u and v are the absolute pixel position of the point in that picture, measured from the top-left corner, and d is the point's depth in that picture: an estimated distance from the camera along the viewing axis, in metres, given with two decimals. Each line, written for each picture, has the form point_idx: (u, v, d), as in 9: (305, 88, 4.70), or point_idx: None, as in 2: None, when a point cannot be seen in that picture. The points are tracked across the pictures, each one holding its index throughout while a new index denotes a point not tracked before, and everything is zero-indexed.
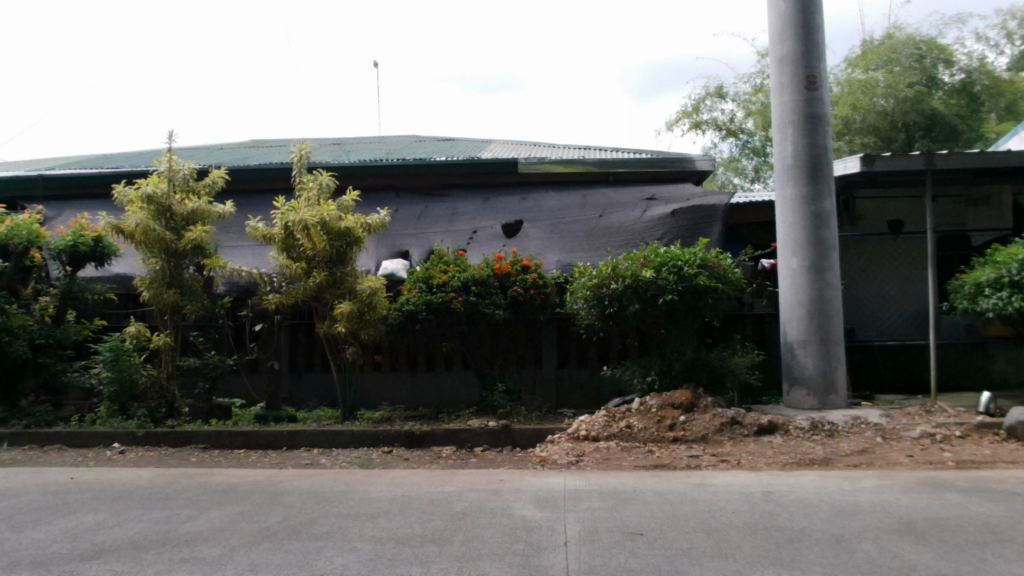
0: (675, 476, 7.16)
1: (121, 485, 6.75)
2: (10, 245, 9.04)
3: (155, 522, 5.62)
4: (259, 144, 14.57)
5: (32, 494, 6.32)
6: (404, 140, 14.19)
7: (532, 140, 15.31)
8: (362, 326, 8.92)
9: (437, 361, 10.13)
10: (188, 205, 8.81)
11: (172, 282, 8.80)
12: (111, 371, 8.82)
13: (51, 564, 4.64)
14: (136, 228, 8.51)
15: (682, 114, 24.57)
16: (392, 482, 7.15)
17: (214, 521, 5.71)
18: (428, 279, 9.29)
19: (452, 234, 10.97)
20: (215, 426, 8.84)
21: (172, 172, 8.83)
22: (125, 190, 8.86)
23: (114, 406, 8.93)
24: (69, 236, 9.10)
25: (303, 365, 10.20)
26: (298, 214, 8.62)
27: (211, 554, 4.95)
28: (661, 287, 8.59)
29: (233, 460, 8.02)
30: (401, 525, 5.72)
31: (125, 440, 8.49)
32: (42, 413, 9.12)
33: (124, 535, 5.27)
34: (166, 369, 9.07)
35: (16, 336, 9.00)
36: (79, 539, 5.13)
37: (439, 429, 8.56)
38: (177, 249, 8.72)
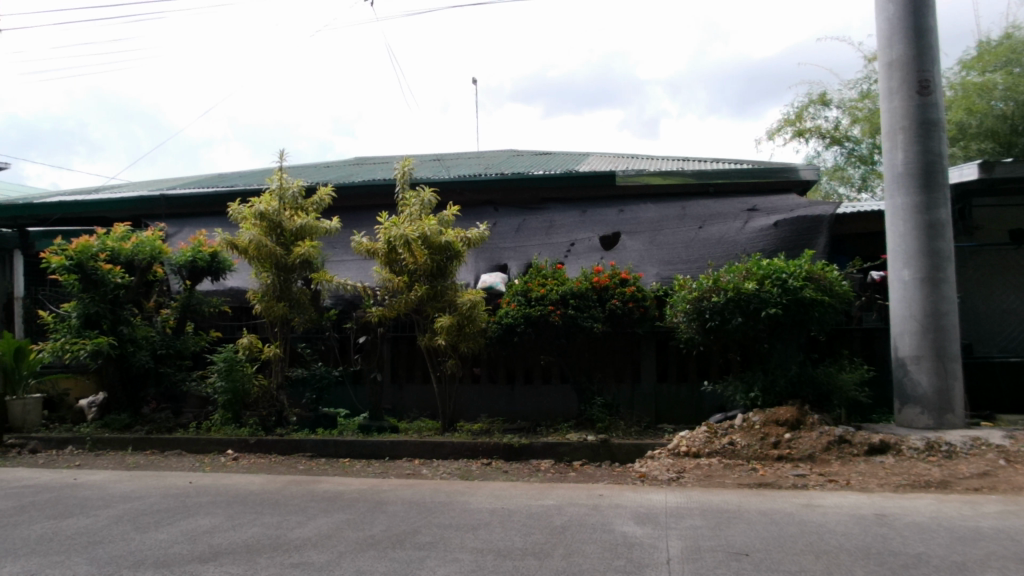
0: (780, 496, 6.93)
1: (236, 490, 7.03)
2: (136, 261, 9.55)
3: (267, 527, 5.82)
4: (364, 161, 15.00)
5: (155, 496, 6.67)
6: (503, 155, 14.35)
7: (631, 152, 15.21)
8: (462, 338, 9.03)
9: (535, 374, 10.15)
10: (297, 221, 9.13)
11: (282, 296, 9.15)
12: (225, 380, 9.20)
13: (173, 563, 4.86)
14: (249, 244, 8.86)
15: (784, 122, 23.93)
16: (492, 494, 7.18)
17: (322, 527, 5.87)
18: (526, 293, 9.33)
19: (550, 246, 11.01)
20: (321, 435, 9.09)
21: (282, 189, 9.14)
22: (239, 208, 9.24)
23: (228, 414, 9.32)
24: (188, 252, 9.59)
25: (404, 377, 10.40)
26: (400, 230, 8.81)
27: (320, 559, 5.09)
28: (765, 299, 8.36)
29: (339, 469, 8.24)
30: (502, 538, 5.74)
31: (239, 447, 8.85)
32: (163, 420, 9.58)
33: (239, 539, 5.48)
34: (277, 379, 9.42)
35: (139, 347, 9.56)
36: (197, 541, 5.36)
37: (538, 442, 8.56)
38: (286, 263, 9.06)
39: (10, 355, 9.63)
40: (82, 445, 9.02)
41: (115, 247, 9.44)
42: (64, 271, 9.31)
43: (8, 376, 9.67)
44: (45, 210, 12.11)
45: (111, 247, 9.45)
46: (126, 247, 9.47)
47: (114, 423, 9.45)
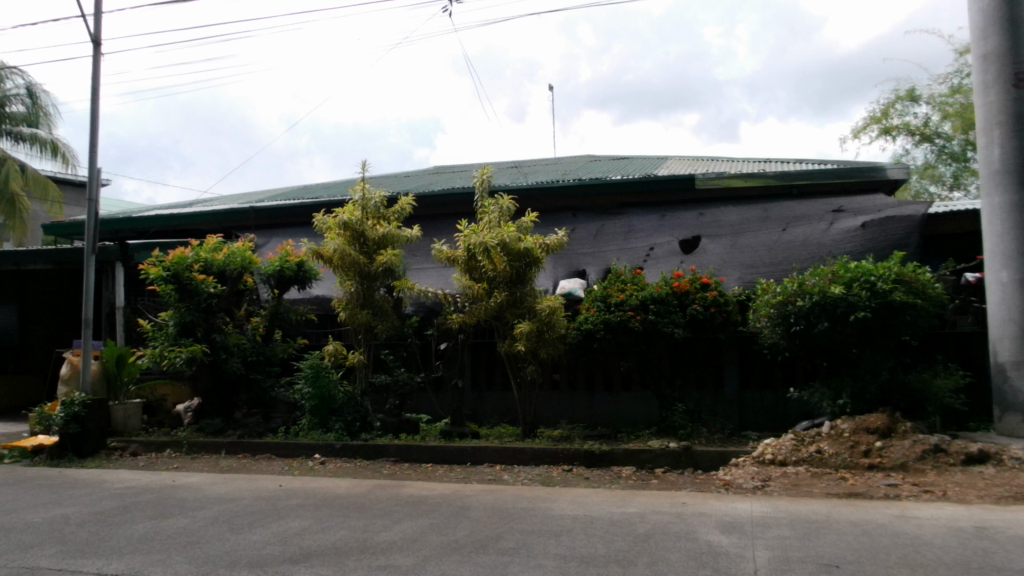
0: (872, 506, 6.70)
1: (324, 493, 7.21)
2: (227, 271, 9.94)
3: (354, 530, 5.94)
4: (443, 169, 15.21)
5: (247, 498, 6.89)
6: (580, 160, 14.35)
7: (710, 155, 14.98)
8: (541, 344, 9.05)
9: (614, 380, 10.09)
10: (379, 230, 9.32)
11: (365, 303, 9.35)
12: (312, 386, 9.45)
13: (266, 564, 5.01)
14: (334, 253, 9.15)
15: (870, 120, 23.18)
16: (574, 501, 7.17)
17: (407, 531, 5.96)
18: (606, 298, 9.29)
19: (629, 251, 10.92)
20: (405, 440, 9.22)
21: (364, 200, 9.39)
22: (324, 218, 9.52)
23: (315, 419, 9.56)
24: (276, 262, 9.92)
25: (485, 383, 10.47)
26: (479, 237, 8.88)
27: (405, 563, 5.16)
28: (853, 303, 8.10)
29: (422, 474, 8.35)
30: (584, 544, 5.72)
31: (326, 451, 9.06)
32: (254, 425, 9.91)
33: (327, 541, 5.62)
34: (361, 386, 9.68)
35: (232, 354, 9.92)
36: (288, 543, 5.52)
37: (619, 448, 8.51)
38: (370, 271, 9.25)
39: (113, 362, 10.16)
40: (179, 448, 9.39)
41: (209, 258, 9.82)
42: (162, 282, 9.70)
43: (110, 382, 10.18)
44: (144, 223, 12.69)
45: (205, 258, 9.84)
46: (219, 258, 9.86)
47: (208, 428, 9.84)
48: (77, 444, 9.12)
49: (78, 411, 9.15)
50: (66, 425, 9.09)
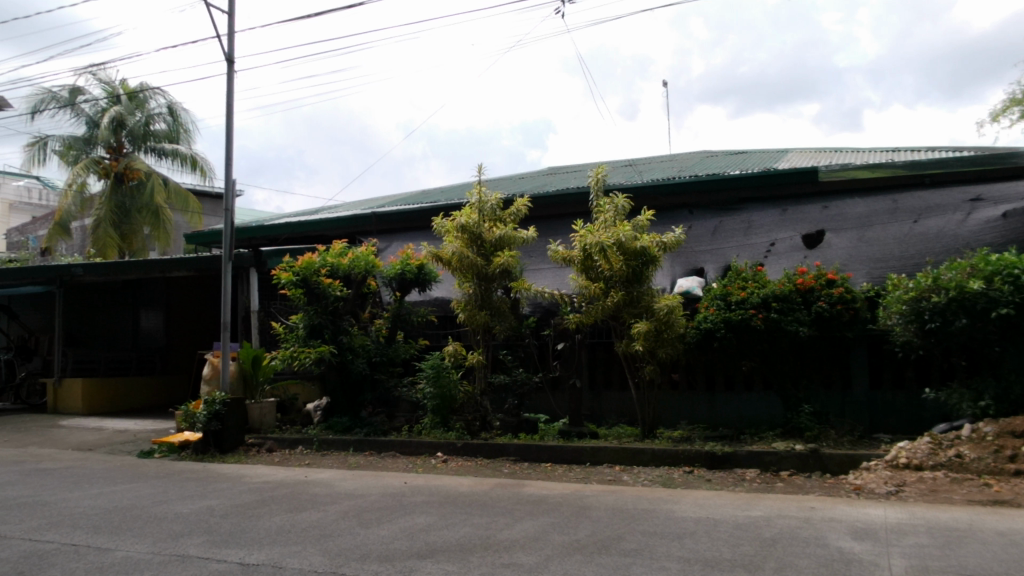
0: (1021, 515, 6.26)
1: (447, 491, 7.38)
2: (352, 274, 10.34)
3: (477, 527, 6.05)
4: (558, 170, 15.27)
5: (375, 494, 7.12)
6: (696, 156, 14.12)
7: (834, 146, 14.43)
8: (660, 344, 8.93)
9: (736, 381, 9.81)
10: (496, 232, 9.45)
11: (483, 304, 9.52)
12: (433, 386, 9.72)
13: (395, 558, 5.17)
14: (452, 255, 9.34)
15: (1011, 102, 21.69)
16: (696, 503, 7.05)
17: (529, 530, 6.01)
18: (726, 296, 9.11)
19: (750, 247, 10.64)
20: (524, 439, 9.32)
21: (481, 203, 9.51)
22: (443, 221, 9.73)
23: (437, 418, 9.83)
24: (398, 265, 10.23)
25: (602, 384, 10.43)
26: (595, 237, 8.88)
27: (529, 561, 5.21)
28: (994, 299, 7.64)
29: (541, 473, 8.42)
30: (709, 547, 5.61)
31: (447, 449, 9.27)
32: (379, 423, 10.20)
33: (452, 537, 5.74)
34: (480, 385, 9.76)
35: (357, 354, 10.25)
36: (415, 538, 5.68)
37: (742, 449, 8.31)
38: (487, 273, 9.39)
39: (249, 363, 10.70)
40: (310, 445, 9.81)
41: (335, 262, 10.23)
42: (292, 286, 10.15)
43: (247, 382, 10.74)
44: (275, 230, 13.34)
45: (332, 263, 10.25)
46: (344, 262, 10.25)
47: (336, 426, 10.21)
48: (218, 441, 9.64)
49: (218, 409, 9.71)
50: (208, 422, 9.67)
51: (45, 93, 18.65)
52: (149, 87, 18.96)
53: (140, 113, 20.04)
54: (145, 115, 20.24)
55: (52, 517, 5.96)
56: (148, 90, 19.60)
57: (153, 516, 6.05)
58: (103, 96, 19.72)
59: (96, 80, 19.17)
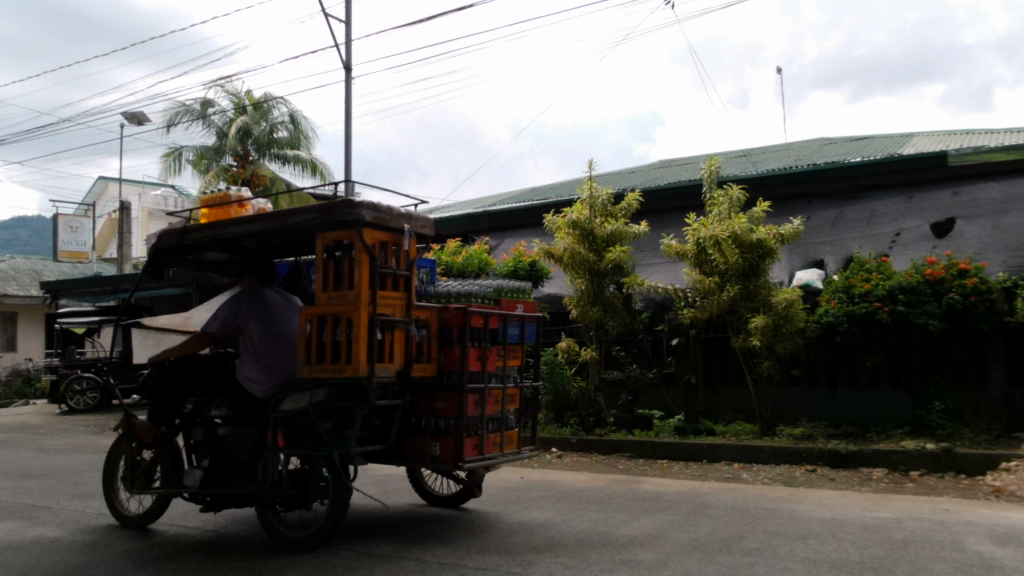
0: None
1: (564, 487, 7.42)
2: (466, 272, 10.48)
3: (595, 523, 6.05)
4: (669, 163, 15.08)
5: (492, 489, 7.22)
6: (814, 144, 13.65)
7: (965, 128, 13.61)
8: (778, 338, 8.68)
9: (860, 376, 9.35)
10: (607, 227, 9.42)
11: (596, 299, 9.52)
12: (547, 382, 9.83)
13: (514, 552, 5.23)
14: (564, 252, 9.39)
15: None
16: (820, 503, 6.82)
17: (647, 527, 5.97)
18: (848, 289, 8.79)
19: (873, 238, 10.41)
20: (639, 436, 9.25)
21: (592, 198, 9.56)
22: (554, 218, 9.81)
23: (551, 414, 9.94)
24: (511, 262, 10.35)
25: (718, 379, 10.21)
26: (710, 230, 8.78)
27: (648, 558, 5.18)
28: None
29: (657, 470, 8.33)
30: (835, 549, 5.42)
31: (562, 445, 9.37)
32: None
33: (570, 533, 5.77)
34: (594, 381, 9.80)
35: None
36: (533, 532, 5.74)
37: (868, 448, 7.97)
38: (599, 268, 9.38)
39: None
40: None
41: (449, 261, 10.45)
42: None
43: None
44: None
45: (446, 261, 10.43)
46: (458, 261, 10.45)
47: None
48: None
49: None
50: None
51: (179, 107, 19.80)
52: (272, 97, 19.86)
53: (264, 122, 21.02)
54: (269, 124, 21.25)
55: (195, 505, 6.35)
56: (271, 100, 20.49)
57: None
58: (231, 108, 20.74)
59: (224, 92, 20.19)
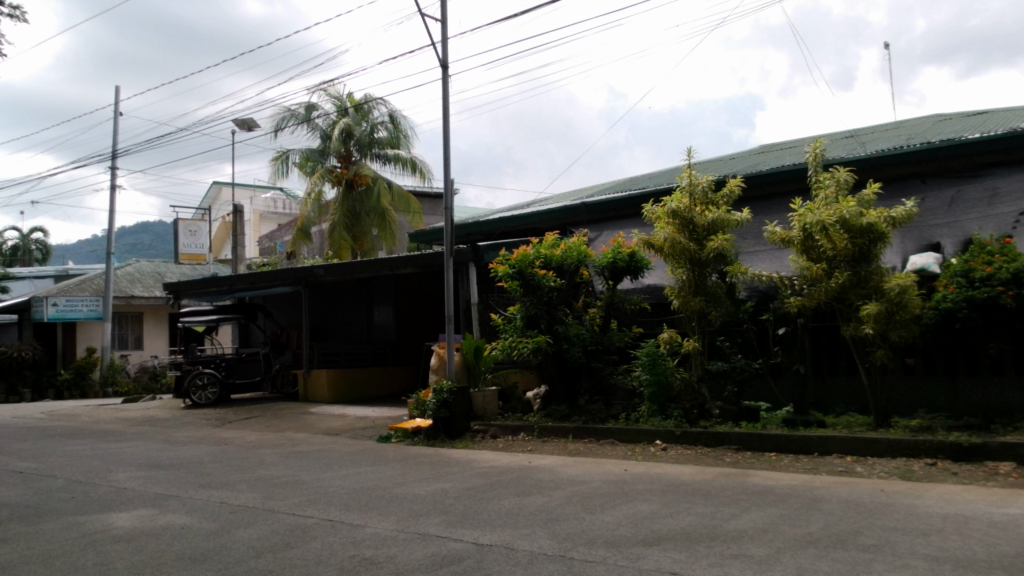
0: None
1: (669, 479, 7.34)
2: (565, 265, 10.55)
3: (703, 517, 5.95)
4: (771, 147, 14.68)
5: (597, 482, 7.20)
6: (927, 121, 13.03)
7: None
8: (892, 326, 8.30)
9: (982, 365, 8.80)
10: (709, 216, 9.26)
11: (698, 290, 9.38)
12: (650, 374, 9.76)
13: (621, 545, 5.21)
14: (664, 242, 9.29)
15: None
16: (942, 498, 6.50)
17: (757, 521, 5.84)
18: (968, 272, 8.32)
19: (994, 218, 9.77)
20: (746, 428, 9.00)
21: (692, 186, 9.42)
22: (653, 207, 9.70)
23: (655, 406, 9.83)
24: (609, 254, 10.30)
25: (828, 370, 9.88)
26: (815, 215, 8.47)
27: (759, 553, 5.06)
28: None
29: (766, 463, 8.11)
30: (960, 546, 5.16)
31: (666, 438, 9.18)
32: (597, 411, 10.27)
33: (678, 526, 5.70)
34: (697, 373, 9.56)
35: (573, 343, 10.43)
36: (639, 525, 5.69)
37: (994, 441, 7.51)
38: (701, 257, 9.24)
39: (471, 354, 11.16)
40: (531, 432, 10.11)
41: (548, 254, 10.47)
42: (508, 279, 10.51)
43: (470, 372, 11.20)
44: (490, 226, 13.87)
45: (545, 254, 10.49)
46: (557, 253, 10.47)
47: (555, 413, 10.47)
48: (448, 427, 10.21)
49: (446, 397, 10.27)
50: (437, 409, 10.25)
51: (285, 112, 20.54)
52: (373, 98, 20.37)
53: (365, 123, 21.60)
54: (370, 124, 21.79)
55: (311, 495, 6.60)
56: (371, 101, 21.03)
57: (397, 496, 6.53)
58: (334, 110, 21.37)
59: (327, 95, 20.81)
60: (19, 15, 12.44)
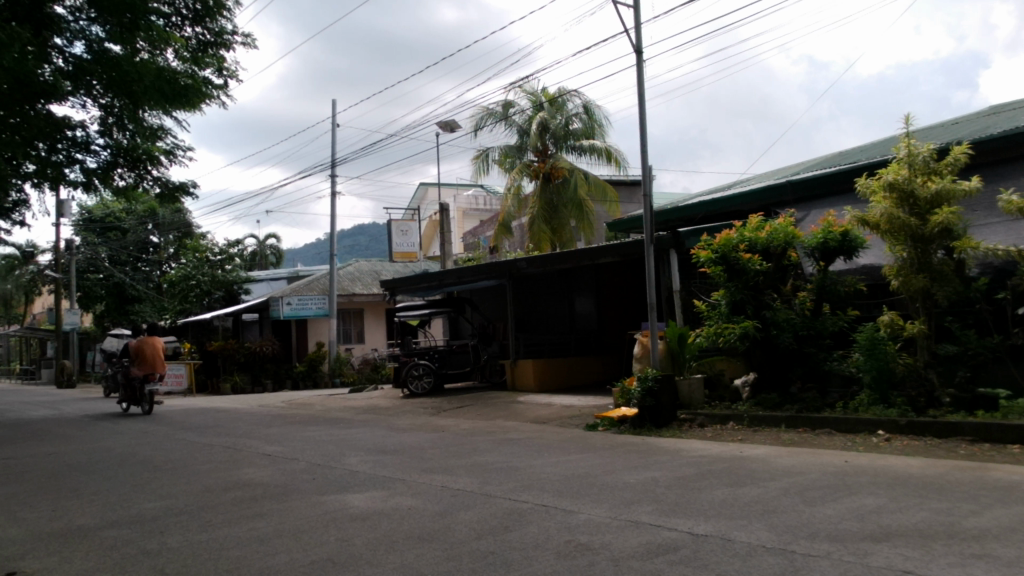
0: None
1: (895, 472, 6.85)
2: (771, 248, 10.15)
3: (938, 513, 5.51)
4: (1005, 107, 13.23)
5: (816, 472, 6.88)
6: None
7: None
8: None
9: None
10: (931, 187, 8.55)
11: (922, 269, 8.71)
12: (869, 359, 9.18)
13: (846, 540, 4.93)
14: (881, 218, 8.77)
15: None
16: None
17: (1003, 519, 5.31)
18: None
19: None
20: (981, 417, 8.20)
21: (911, 156, 8.78)
22: (867, 181, 9.17)
23: (876, 394, 9.15)
24: (820, 233, 9.85)
25: None
26: None
27: (1008, 554, 4.60)
28: None
29: (1008, 456, 7.35)
30: None
31: (890, 428, 8.57)
32: (811, 399, 9.79)
33: (910, 522, 5.31)
34: (924, 357, 9.07)
35: (782, 329, 9.96)
36: (866, 520, 5.36)
37: None
38: (924, 234, 8.58)
39: (675, 341, 11.01)
40: (741, 421, 9.81)
41: (753, 237, 10.11)
42: (712, 264, 10.28)
43: (675, 360, 11.05)
44: (690, 211, 13.56)
45: (750, 237, 10.14)
46: (762, 236, 10.09)
47: (766, 402, 10.06)
48: (654, 416, 10.12)
49: (651, 386, 10.20)
50: (643, 398, 10.19)
51: (484, 111, 21.22)
52: (566, 91, 20.58)
53: (559, 116, 21.86)
54: (565, 118, 22.03)
55: (524, 481, 6.79)
56: (565, 94, 21.24)
57: (608, 484, 6.58)
58: (529, 106, 21.80)
59: (522, 92, 21.28)
60: (250, 42, 13.75)
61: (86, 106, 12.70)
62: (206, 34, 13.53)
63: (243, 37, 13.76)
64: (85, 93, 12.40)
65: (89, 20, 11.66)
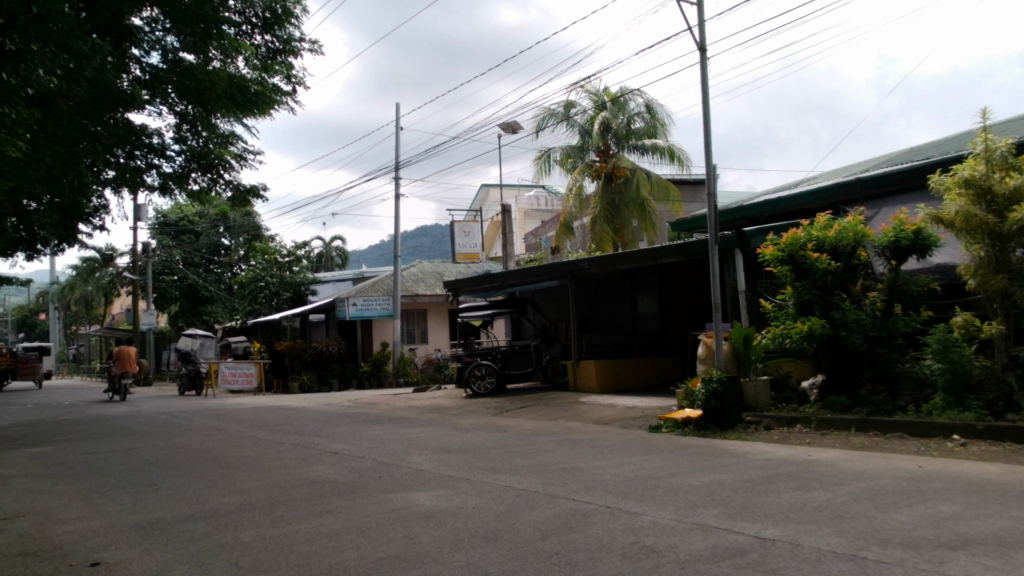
0: None
1: (972, 477, 6.62)
2: (840, 247, 9.94)
3: (1018, 521, 5.30)
4: None
5: (888, 477, 6.70)
6: None
7: None
8: None
9: None
10: (1011, 183, 8.24)
11: (1001, 268, 8.41)
12: (943, 362, 8.91)
13: (921, 547, 4.79)
14: (956, 215, 8.48)
15: None
16: None
17: None
18: None
19: None
20: None
21: (989, 152, 8.49)
22: (941, 178, 8.92)
23: (950, 398, 8.84)
24: (891, 232, 9.59)
25: None
26: None
27: None
28: None
29: None
30: None
31: (966, 433, 8.28)
32: (883, 402, 9.53)
33: (989, 530, 5.12)
34: (1001, 360, 8.77)
35: (852, 330, 9.74)
36: (941, 527, 5.20)
37: None
38: (1002, 232, 8.26)
39: (741, 342, 10.86)
40: (809, 424, 9.59)
41: (821, 236, 9.92)
42: (778, 264, 10.08)
43: (740, 361, 10.89)
44: (756, 210, 13.35)
45: (817, 237, 9.95)
46: (831, 235, 9.90)
47: (835, 404, 9.82)
48: (718, 418, 9.97)
49: (715, 387, 10.05)
50: (708, 399, 10.04)
51: (545, 111, 21.23)
52: (628, 91, 20.44)
53: (621, 116, 21.72)
54: (627, 117, 21.88)
55: (588, 482, 6.78)
56: (627, 93, 21.09)
57: (673, 486, 6.52)
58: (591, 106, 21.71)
59: (584, 92, 21.21)
60: (317, 49, 14.01)
61: (162, 114, 13.14)
62: (275, 42, 13.83)
63: (310, 44, 14.03)
64: (161, 102, 12.81)
65: (164, 30, 12.04)
